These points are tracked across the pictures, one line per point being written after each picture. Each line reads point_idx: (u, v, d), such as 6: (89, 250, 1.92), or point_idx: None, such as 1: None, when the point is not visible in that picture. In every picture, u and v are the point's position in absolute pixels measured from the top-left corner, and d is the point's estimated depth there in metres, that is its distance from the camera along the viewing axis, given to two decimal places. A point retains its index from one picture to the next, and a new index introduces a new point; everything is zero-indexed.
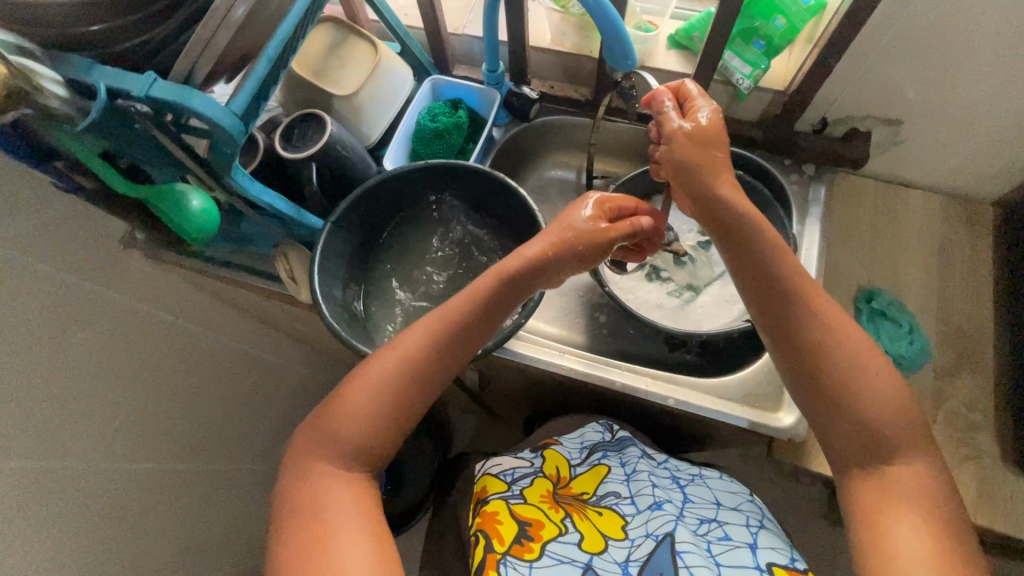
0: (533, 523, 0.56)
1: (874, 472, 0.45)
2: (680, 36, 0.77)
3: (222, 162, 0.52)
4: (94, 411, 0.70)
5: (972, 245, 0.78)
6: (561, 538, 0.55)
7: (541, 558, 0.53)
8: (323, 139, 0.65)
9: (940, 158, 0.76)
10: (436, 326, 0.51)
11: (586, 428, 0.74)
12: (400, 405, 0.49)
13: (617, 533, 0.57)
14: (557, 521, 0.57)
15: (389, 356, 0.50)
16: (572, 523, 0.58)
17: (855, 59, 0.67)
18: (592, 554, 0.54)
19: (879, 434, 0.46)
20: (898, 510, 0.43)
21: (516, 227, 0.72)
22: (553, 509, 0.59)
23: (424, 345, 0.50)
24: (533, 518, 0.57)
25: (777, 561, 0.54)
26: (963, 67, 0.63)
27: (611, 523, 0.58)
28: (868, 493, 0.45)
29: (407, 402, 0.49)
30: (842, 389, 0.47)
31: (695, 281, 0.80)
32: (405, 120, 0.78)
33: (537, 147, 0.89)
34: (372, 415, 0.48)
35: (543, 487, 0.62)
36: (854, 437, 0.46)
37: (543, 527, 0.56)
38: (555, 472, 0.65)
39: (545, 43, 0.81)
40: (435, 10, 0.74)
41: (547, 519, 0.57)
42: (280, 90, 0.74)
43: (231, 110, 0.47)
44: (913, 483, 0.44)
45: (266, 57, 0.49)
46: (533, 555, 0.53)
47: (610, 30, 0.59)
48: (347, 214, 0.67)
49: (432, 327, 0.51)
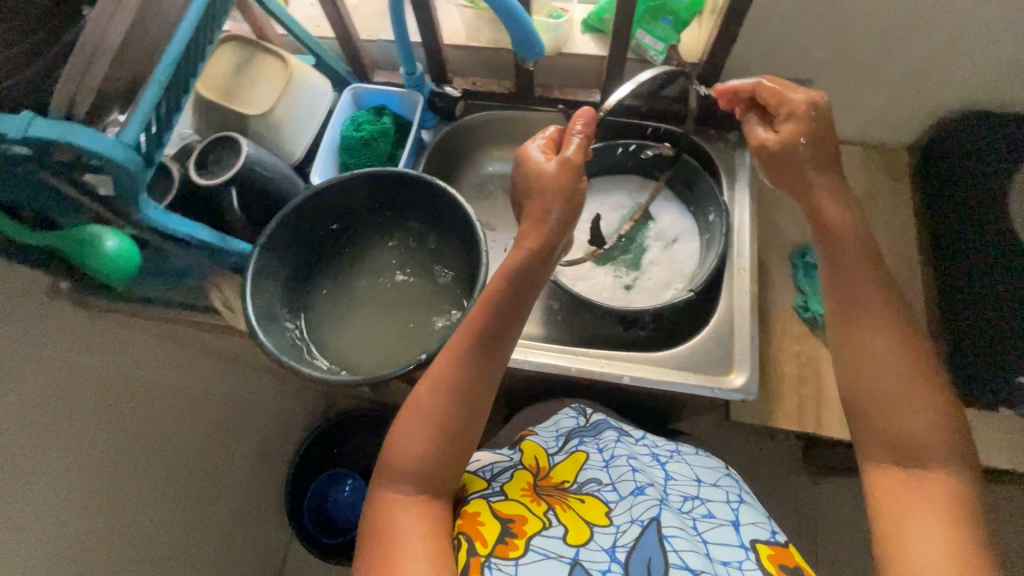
0: (517, 520, 0.55)
1: (909, 470, 0.47)
2: (593, 19, 0.78)
3: (126, 196, 0.50)
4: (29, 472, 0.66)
5: (894, 188, 0.81)
6: (544, 532, 0.54)
7: (527, 554, 0.52)
8: (239, 163, 0.64)
9: (852, 111, 0.79)
10: (472, 345, 0.53)
11: (560, 415, 0.73)
12: (447, 426, 0.52)
13: (602, 519, 0.56)
14: (540, 514, 0.56)
15: (430, 381, 0.53)
16: (555, 515, 0.56)
17: (757, 24, 0.70)
18: (578, 546, 0.53)
19: (913, 434, 0.47)
20: (922, 504, 0.45)
21: (449, 221, 0.70)
22: (535, 502, 0.58)
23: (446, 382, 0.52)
24: (516, 515, 0.55)
25: (760, 536, 0.55)
26: (854, 21, 0.66)
27: (595, 510, 0.57)
28: (892, 481, 0.47)
29: (452, 422, 0.52)
30: (878, 390, 0.49)
31: (640, 259, 0.81)
32: (329, 132, 0.76)
33: (471, 145, 0.88)
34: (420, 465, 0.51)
35: (524, 479, 0.61)
36: (890, 427, 0.48)
37: (526, 522, 0.55)
38: (535, 464, 0.63)
39: (462, 39, 0.80)
40: (343, 18, 0.73)
41: (530, 513, 0.56)
42: (193, 117, 0.71)
43: (121, 141, 0.45)
44: (945, 489, 0.45)
45: (157, 82, 0.47)
46: (518, 553, 0.52)
47: (513, 20, 0.59)
48: (276, 236, 0.64)
49: (456, 346, 0.53)
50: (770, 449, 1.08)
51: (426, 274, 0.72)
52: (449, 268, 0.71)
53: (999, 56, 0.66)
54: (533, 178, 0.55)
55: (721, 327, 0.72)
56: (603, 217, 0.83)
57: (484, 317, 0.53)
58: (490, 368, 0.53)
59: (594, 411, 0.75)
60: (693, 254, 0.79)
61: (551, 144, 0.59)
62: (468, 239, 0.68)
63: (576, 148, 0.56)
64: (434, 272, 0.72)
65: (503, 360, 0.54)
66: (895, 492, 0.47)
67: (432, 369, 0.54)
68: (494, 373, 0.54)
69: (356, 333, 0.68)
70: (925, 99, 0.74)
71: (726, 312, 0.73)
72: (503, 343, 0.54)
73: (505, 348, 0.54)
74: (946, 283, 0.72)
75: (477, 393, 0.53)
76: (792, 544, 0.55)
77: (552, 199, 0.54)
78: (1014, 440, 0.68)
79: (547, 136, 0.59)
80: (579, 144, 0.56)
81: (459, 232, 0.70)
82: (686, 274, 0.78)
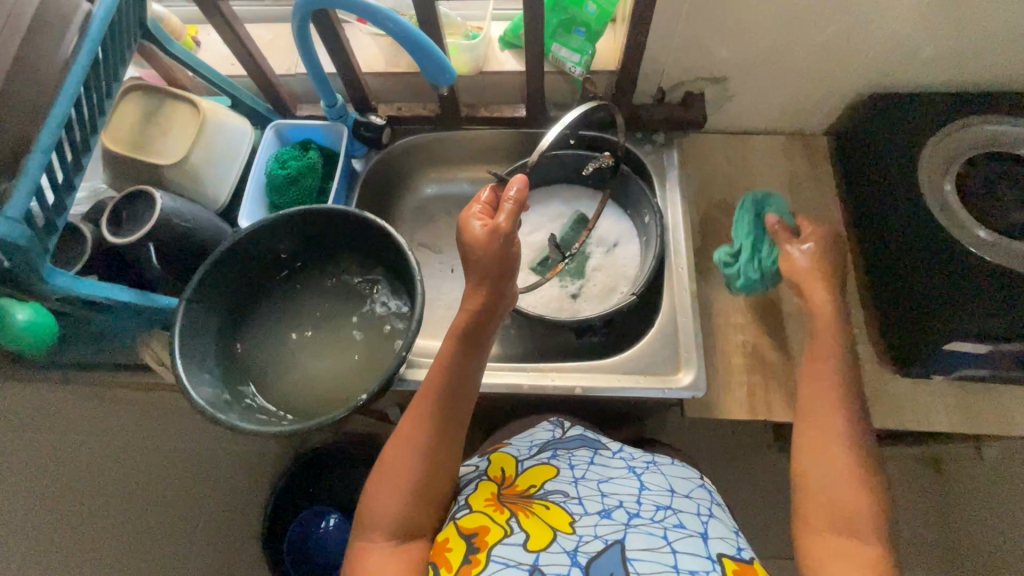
0: (479, 532, 0.54)
1: (836, 533, 0.51)
2: (508, 36, 0.78)
3: (28, 267, 0.48)
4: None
5: (817, 173, 0.84)
6: (506, 540, 0.53)
7: (488, 566, 0.51)
8: (154, 216, 0.61)
9: (769, 102, 0.82)
10: (434, 403, 0.56)
11: (537, 428, 0.73)
12: (417, 475, 0.55)
13: (566, 527, 0.55)
14: (502, 522, 0.55)
15: (400, 433, 0.56)
16: (517, 522, 0.56)
17: (665, 28, 0.71)
18: (538, 551, 0.52)
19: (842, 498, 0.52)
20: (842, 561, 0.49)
21: (385, 250, 0.69)
22: (498, 510, 0.57)
23: (414, 435, 0.56)
24: (479, 527, 0.55)
25: (727, 551, 0.54)
26: (755, 19, 0.68)
27: (559, 517, 0.56)
28: (817, 542, 0.51)
29: (421, 471, 0.55)
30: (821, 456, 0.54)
31: (584, 267, 0.81)
32: (253, 173, 0.74)
33: (405, 169, 0.87)
34: (391, 511, 0.54)
35: (488, 490, 0.60)
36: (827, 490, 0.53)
37: (488, 533, 0.54)
38: (501, 473, 0.63)
39: (380, 66, 0.80)
40: (254, 56, 0.71)
41: (492, 522, 0.55)
42: (104, 171, 0.68)
43: (3, 216, 0.42)
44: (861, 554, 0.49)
45: (42, 150, 0.45)
46: (479, 569, 0.51)
47: (419, 48, 0.59)
48: (202, 287, 0.62)
49: (423, 400, 0.57)
50: (738, 436, 1.09)
51: (370, 306, 0.70)
52: (391, 297, 0.70)
53: (893, 41, 0.69)
54: (471, 251, 0.55)
55: (666, 327, 0.73)
56: (546, 228, 0.83)
57: (445, 372, 0.57)
58: (453, 421, 0.57)
59: (574, 424, 0.74)
60: (634, 256, 0.80)
61: (486, 209, 0.58)
62: (404, 266, 0.67)
63: (503, 215, 0.54)
64: (376, 303, 0.70)
65: (464, 411, 0.58)
66: (825, 544, 0.51)
67: (399, 428, 0.57)
68: (457, 424, 0.57)
69: (298, 372, 0.66)
70: (832, 87, 0.77)
71: (670, 311, 0.74)
72: (464, 398, 0.58)
73: (465, 401, 0.58)
74: (874, 259, 0.75)
75: (444, 440, 0.56)
76: (757, 560, 0.54)
77: (493, 264, 0.54)
78: (947, 403, 0.71)
79: (483, 200, 0.58)
80: (509, 211, 0.54)
81: (397, 260, 0.69)
82: (630, 278, 0.79)
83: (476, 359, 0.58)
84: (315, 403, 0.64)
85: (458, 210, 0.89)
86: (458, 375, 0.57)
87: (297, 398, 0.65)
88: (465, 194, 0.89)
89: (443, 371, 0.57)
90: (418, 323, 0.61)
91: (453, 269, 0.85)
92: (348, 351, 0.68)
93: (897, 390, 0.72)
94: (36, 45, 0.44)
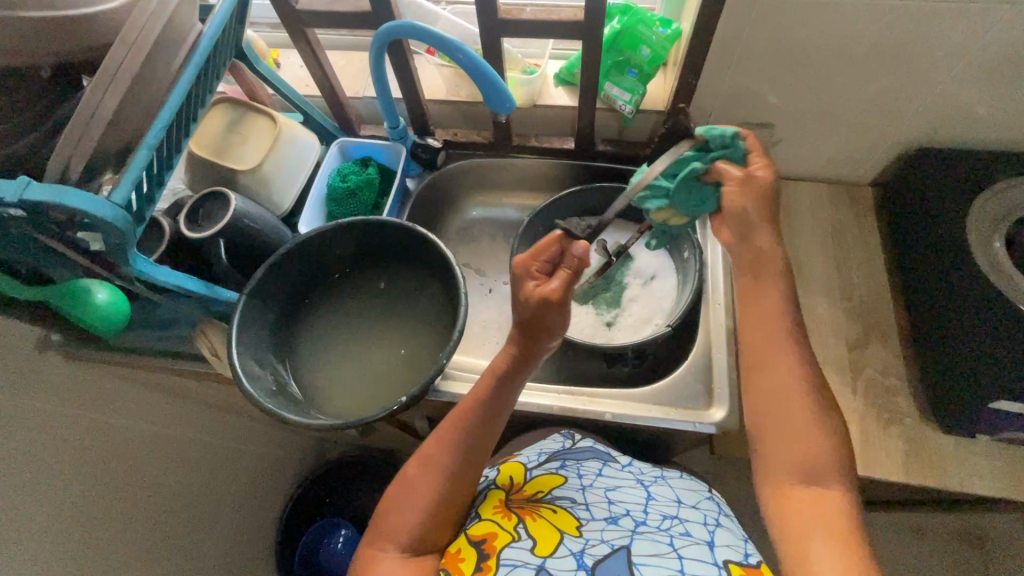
0: (488, 538, 0.55)
1: None
2: (563, 73, 0.83)
3: (116, 251, 0.52)
4: None
5: (859, 222, 0.85)
6: (514, 544, 0.53)
7: (498, 570, 0.51)
8: (227, 215, 0.66)
9: (814, 151, 0.84)
10: (462, 430, 0.56)
11: (547, 440, 0.72)
12: (437, 494, 0.55)
13: (574, 531, 0.55)
14: (510, 528, 0.55)
15: (429, 449, 0.57)
16: (525, 528, 0.55)
17: (716, 74, 0.75)
18: (545, 556, 0.52)
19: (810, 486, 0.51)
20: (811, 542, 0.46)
21: (432, 265, 0.72)
22: (506, 516, 0.57)
23: (441, 455, 0.56)
24: (488, 534, 0.55)
25: (733, 558, 0.52)
26: (804, 70, 0.71)
27: (566, 521, 0.56)
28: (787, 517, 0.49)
29: (441, 491, 0.55)
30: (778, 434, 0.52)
31: (619, 297, 0.83)
32: (317, 184, 0.80)
33: (455, 192, 0.91)
34: (405, 525, 0.53)
35: (496, 498, 0.61)
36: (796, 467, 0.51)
37: (497, 538, 0.54)
38: (509, 481, 0.64)
39: (442, 94, 0.86)
40: (330, 79, 0.78)
41: (500, 528, 0.55)
42: (184, 172, 0.74)
43: (112, 201, 0.48)
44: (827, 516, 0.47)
45: (146, 146, 0.51)
46: (490, 573, 0.51)
47: (484, 78, 0.64)
48: (263, 283, 0.67)
49: (456, 423, 0.57)
50: None
51: (413, 314, 0.74)
52: (437, 308, 0.73)
53: (943, 97, 0.71)
54: (523, 309, 0.53)
55: (701, 361, 0.74)
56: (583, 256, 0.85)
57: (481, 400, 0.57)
58: (479, 451, 0.56)
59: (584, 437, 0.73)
60: (671, 290, 0.82)
61: (544, 266, 0.54)
62: (451, 280, 0.70)
63: (558, 284, 0.51)
64: (414, 308, 0.74)
65: (492, 441, 0.57)
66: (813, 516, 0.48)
67: (424, 446, 0.57)
68: (481, 453, 0.57)
69: (342, 373, 0.70)
70: (880, 138, 0.79)
71: (706, 346, 0.74)
72: (493, 427, 0.57)
73: (493, 432, 0.57)
74: (917, 310, 0.74)
75: (469, 466, 0.56)
76: (764, 564, 0.53)
77: (539, 323, 0.53)
78: (995, 467, 0.67)
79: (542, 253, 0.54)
80: (566, 279, 0.51)
81: (444, 274, 0.71)
82: (666, 310, 0.81)
83: (511, 391, 0.58)
84: (357, 404, 0.67)
85: (502, 233, 0.92)
86: (491, 406, 0.56)
87: (337, 396, 0.68)
88: (509, 217, 0.92)
89: (478, 400, 0.57)
90: (460, 335, 0.63)
91: (492, 288, 0.87)
92: (392, 357, 0.70)
93: (940, 449, 0.69)
94: (155, 60, 0.49)
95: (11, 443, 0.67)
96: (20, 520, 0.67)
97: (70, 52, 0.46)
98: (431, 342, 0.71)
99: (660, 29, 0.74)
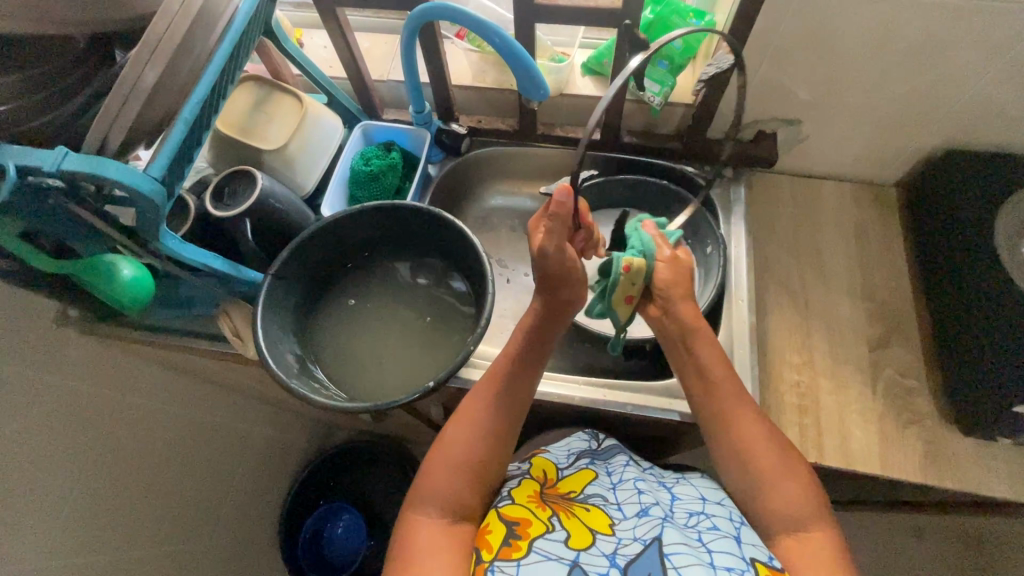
0: (520, 522, 0.54)
1: (798, 532, 0.54)
2: (592, 62, 0.82)
3: (148, 225, 0.52)
4: (19, 506, 0.65)
5: (883, 221, 0.85)
6: (547, 535, 0.53)
7: (529, 555, 0.50)
8: (255, 193, 0.65)
9: (840, 149, 0.83)
10: (498, 399, 0.58)
11: (571, 437, 0.71)
12: (480, 455, 0.56)
13: (606, 529, 0.55)
14: (544, 519, 0.55)
15: (468, 408, 0.58)
16: (559, 521, 0.55)
17: (749, 67, 0.74)
18: (579, 551, 0.52)
19: (798, 511, 0.54)
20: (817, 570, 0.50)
21: (458, 250, 0.72)
22: (540, 507, 0.57)
23: (481, 412, 0.57)
24: (521, 518, 0.55)
25: (759, 557, 0.51)
26: (838, 68, 0.71)
27: (599, 519, 0.56)
28: (792, 545, 0.53)
29: (482, 450, 0.56)
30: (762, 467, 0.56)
31: None
32: (340, 166, 0.79)
33: (476, 178, 0.91)
34: (451, 481, 0.54)
35: (530, 487, 0.60)
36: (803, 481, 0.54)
37: (531, 525, 0.54)
38: (543, 474, 0.63)
39: (467, 80, 0.85)
40: (357, 60, 0.77)
41: (534, 517, 0.55)
42: (209, 149, 0.74)
43: (148, 174, 0.48)
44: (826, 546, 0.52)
45: (182, 121, 0.51)
46: (520, 554, 0.51)
47: (519, 64, 0.63)
48: (287, 264, 0.66)
49: (493, 381, 0.59)
50: None
51: (436, 297, 0.74)
52: (460, 292, 0.73)
53: (976, 99, 0.70)
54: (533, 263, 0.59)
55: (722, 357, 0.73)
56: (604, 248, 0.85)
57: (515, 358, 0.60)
58: (514, 423, 0.58)
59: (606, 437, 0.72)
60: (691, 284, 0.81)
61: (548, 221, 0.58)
62: (476, 265, 0.70)
63: (553, 235, 0.56)
64: (431, 293, 0.74)
65: (526, 401, 0.60)
66: (813, 548, 0.52)
67: (461, 407, 0.59)
68: (517, 413, 0.59)
69: (366, 357, 0.70)
70: (910, 139, 0.78)
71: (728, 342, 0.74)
72: (525, 386, 0.60)
73: (527, 392, 0.60)
74: (941, 312, 0.74)
75: (509, 422, 0.58)
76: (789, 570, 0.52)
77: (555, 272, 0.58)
78: (1013, 471, 0.67)
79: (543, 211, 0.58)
80: (560, 234, 0.55)
81: (469, 260, 0.71)
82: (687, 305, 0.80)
83: (540, 351, 0.61)
84: (380, 387, 0.67)
85: (520, 222, 0.92)
86: (523, 364, 0.60)
87: (360, 377, 0.68)
88: (528, 208, 0.92)
89: (509, 358, 0.60)
90: (487, 322, 0.63)
91: (509, 278, 0.87)
92: (414, 340, 0.70)
93: (959, 450, 0.69)
94: (196, 33, 0.48)
95: (28, 420, 0.66)
96: (38, 493, 0.67)
97: (111, 20, 0.46)
98: (454, 328, 0.71)
99: (694, 20, 0.73)
